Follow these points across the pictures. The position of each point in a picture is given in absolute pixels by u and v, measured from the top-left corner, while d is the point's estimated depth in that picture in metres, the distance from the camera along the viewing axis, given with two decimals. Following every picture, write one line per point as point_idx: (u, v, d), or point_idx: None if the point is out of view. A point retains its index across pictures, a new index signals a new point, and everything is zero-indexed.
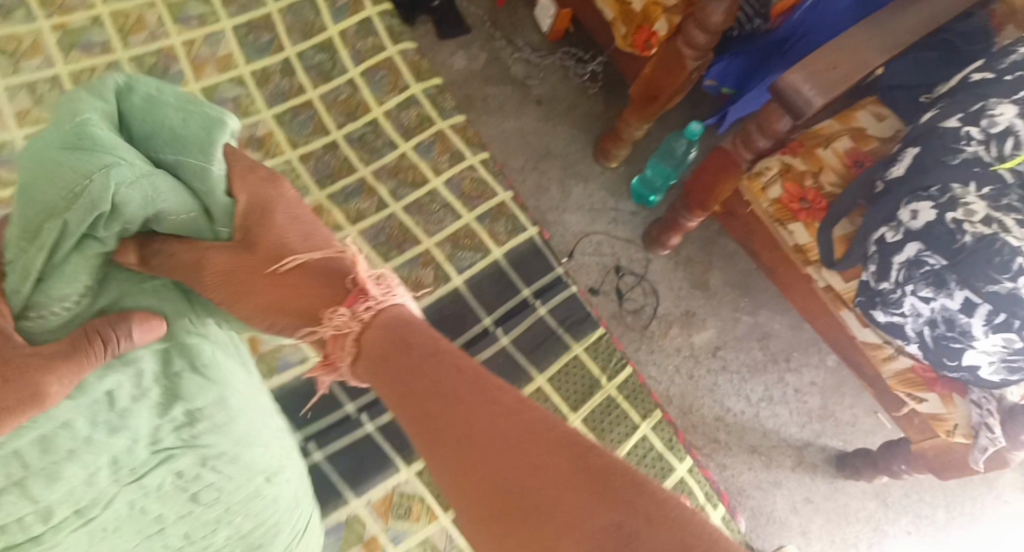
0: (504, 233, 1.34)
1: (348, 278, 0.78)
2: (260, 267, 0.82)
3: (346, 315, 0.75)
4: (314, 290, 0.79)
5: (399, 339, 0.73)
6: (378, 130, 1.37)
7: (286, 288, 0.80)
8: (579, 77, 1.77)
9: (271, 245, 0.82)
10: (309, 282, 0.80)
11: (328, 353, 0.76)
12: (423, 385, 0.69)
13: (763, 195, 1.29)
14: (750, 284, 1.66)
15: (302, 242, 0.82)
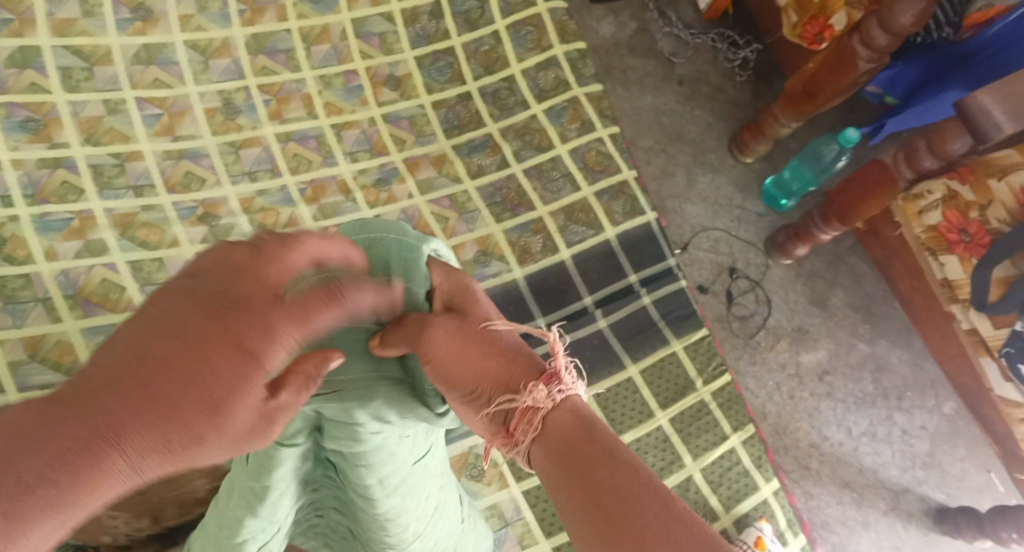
0: (621, 213, 1.29)
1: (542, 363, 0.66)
2: (475, 346, 0.65)
3: (542, 390, 0.64)
4: (506, 364, 0.65)
5: (585, 426, 0.63)
6: (513, 87, 1.34)
7: (498, 374, 0.65)
8: (728, 62, 1.67)
9: (481, 332, 0.66)
10: (501, 357, 0.66)
11: (509, 424, 0.65)
12: (582, 454, 0.62)
13: (918, 218, 1.23)
14: (873, 310, 1.55)
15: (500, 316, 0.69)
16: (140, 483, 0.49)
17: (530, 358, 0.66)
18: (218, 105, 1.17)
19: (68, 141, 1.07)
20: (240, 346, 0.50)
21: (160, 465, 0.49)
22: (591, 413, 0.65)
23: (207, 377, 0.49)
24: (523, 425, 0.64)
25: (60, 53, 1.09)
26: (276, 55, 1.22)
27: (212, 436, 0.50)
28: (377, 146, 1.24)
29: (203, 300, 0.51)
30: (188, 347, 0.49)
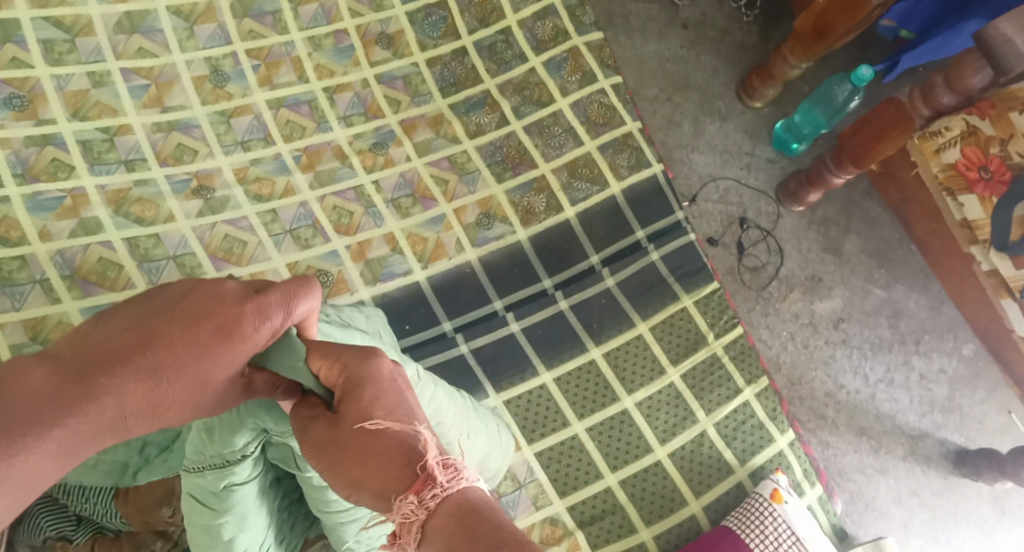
0: (626, 167, 1.25)
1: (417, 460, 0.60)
2: (345, 442, 0.62)
3: (413, 503, 0.58)
4: (384, 461, 0.61)
5: (466, 526, 0.57)
6: (510, 40, 1.29)
7: (369, 465, 0.61)
8: (734, 3, 1.61)
9: (353, 417, 0.63)
10: (384, 458, 0.61)
11: (393, 538, 0.60)
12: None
13: (935, 158, 1.19)
14: (888, 255, 1.51)
15: (386, 410, 0.63)
16: (121, 438, 0.64)
17: (409, 457, 0.60)
18: (207, 73, 1.14)
19: (54, 116, 1.04)
20: (207, 369, 0.66)
21: (103, 441, 0.63)
22: (472, 505, 0.59)
23: (109, 389, 0.62)
24: (403, 539, 0.59)
25: (40, 25, 1.06)
26: (262, 17, 1.18)
27: (180, 382, 0.65)
28: (372, 109, 1.21)
29: (175, 317, 0.65)
30: (158, 369, 0.64)
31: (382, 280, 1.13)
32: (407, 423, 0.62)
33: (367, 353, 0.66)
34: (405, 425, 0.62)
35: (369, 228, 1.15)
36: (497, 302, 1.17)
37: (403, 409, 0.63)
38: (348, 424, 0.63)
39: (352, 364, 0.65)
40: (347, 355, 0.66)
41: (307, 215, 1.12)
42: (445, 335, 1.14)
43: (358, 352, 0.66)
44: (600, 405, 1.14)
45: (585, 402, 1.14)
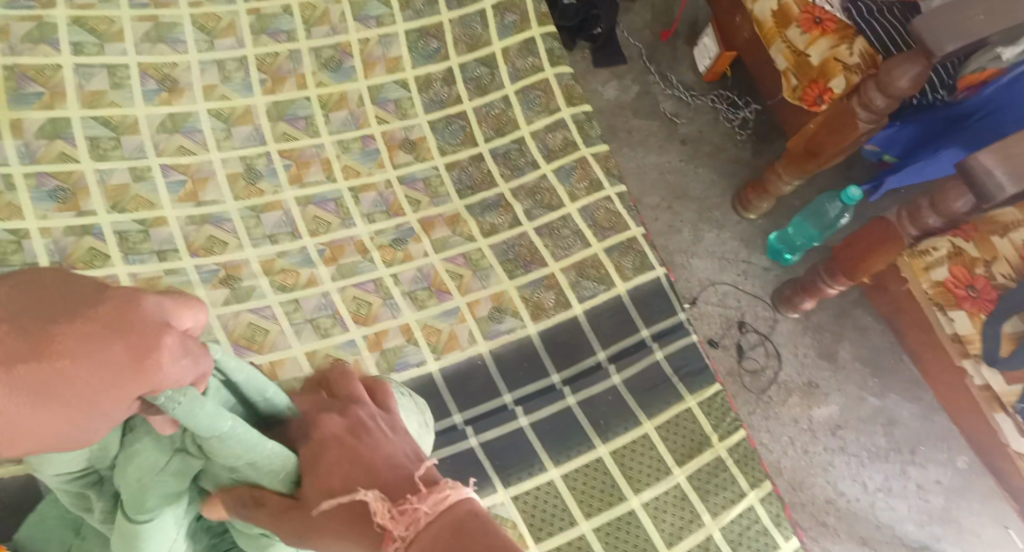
0: (631, 269, 1.31)
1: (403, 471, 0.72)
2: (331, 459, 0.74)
3: (385, 505, 0.66)
4: (352, 529, 0.68)
5: (438, 518, 0.65)
6: (522, 148, 1.37)
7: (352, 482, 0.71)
8: (729, 121, 1.72)
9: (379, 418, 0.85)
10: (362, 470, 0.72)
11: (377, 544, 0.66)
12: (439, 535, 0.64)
13: (924, 274, 1.23)
14: (881, 364, 1.57)
15: (341, 480, 0.71)
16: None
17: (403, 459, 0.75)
18: (241, 170, 1.21)
19: (95, 209, 1.10)
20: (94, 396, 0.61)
21: None
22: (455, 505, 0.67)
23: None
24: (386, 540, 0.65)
25: (89, 124, 1.14)
26: (296, 121, 1.27)
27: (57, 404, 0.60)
28: (393, 207, 1.27)
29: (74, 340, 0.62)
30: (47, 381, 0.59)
31: (397, 370, 1.15)
32: (357, 488, 0.70)
33: (319, 424, 0.75)
34: (354, 494, 0.69)
35: (386, 319, 1.18)
36: (507, 396, 1.20)
37: (366, 465, 0.72)
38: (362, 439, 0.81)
39: (301, 442, 0.75)
40: (312, 444, 0.74)
41: (327, 305, 1.16)
42: (455, 427, 1.16)
43: (319, 445, 0.74)
44: (608, 504, 1.15)
45: (592, 500, 1.14)
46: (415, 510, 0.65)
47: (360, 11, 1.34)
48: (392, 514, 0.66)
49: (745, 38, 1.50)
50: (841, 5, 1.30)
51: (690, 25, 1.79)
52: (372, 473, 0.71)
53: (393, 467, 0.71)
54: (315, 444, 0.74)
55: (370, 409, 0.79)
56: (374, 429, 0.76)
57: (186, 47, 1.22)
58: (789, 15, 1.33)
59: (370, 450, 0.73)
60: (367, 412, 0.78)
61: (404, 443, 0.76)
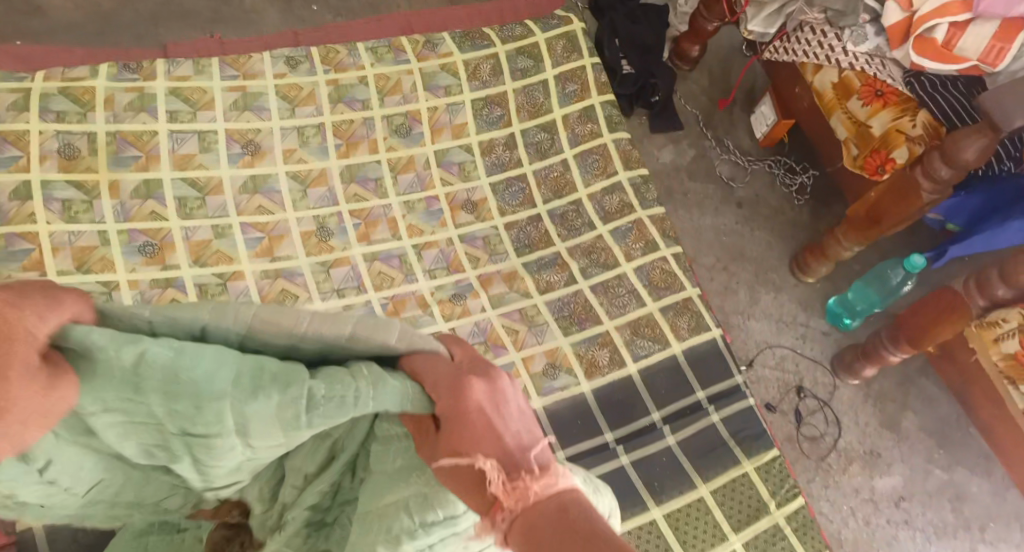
0: (686, 329, 1.32)
1: (513, 466, 0.66)
2: (447, 417, 0.68)
3: (501, 478, 0.65)
4: (468, 488, 0.67)
5: (559, 511, 0.63)
6: (580, 210, 1.41)
7: (466, 439, 0.67)
8: (786, 186, 1.74)
9: (452, 405, 0.68)
10: (475, 430, 0.67)
11: (491, 504, 0.65)
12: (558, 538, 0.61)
13: (994, 346, 1.22)
14: (948, 436, 1.52)
15: (467, 442, 0.67)
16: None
17: (494, 449, 0.67)
18: (313, 229, 1.27)
19: (179, 263, 1.18)
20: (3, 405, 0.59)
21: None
22: (572, 501, 0.64)
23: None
24: (501, 505, 0.64)
25: (178, 185, 1.23)
26: (366, 183, 1.34)
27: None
28: (454, 264, 1.32)
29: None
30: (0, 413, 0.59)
31: None
32: (476, 453, 0.67)
33: (459, 388, 0.68)
34: (472, 458, 0.66)
35: None
36: (561, 453, 1.21)
37: (482, 437, 0.67)
38: (447, 421, 0.68)
39: (443, 393, 0.69)
40: (444, 388, 0.69)
41: None
42: None
43: (448, 385, 0.69)
44: None
45: None
46: (527, 488, 0.64)
47: (430, 80, 1.43)
48: (508, 483, 0.65)
49: (804, 106, 1.52)
50: (904, 78, 1.32)
51: (746, 92, 1.83)
52: (496, 453, 0.66)
53: (518, 447, 0.67)
54: (440, 396, 0.69)
55: (491, 377, 0.70)
56: (499, 400, 0.69)
57: (269, 115, 1.32)
58: (849, 87, 1.35)
59: (491, 425, 0.67)
60: (499, 379, 0.70)
61: (512, 427, 0.68)
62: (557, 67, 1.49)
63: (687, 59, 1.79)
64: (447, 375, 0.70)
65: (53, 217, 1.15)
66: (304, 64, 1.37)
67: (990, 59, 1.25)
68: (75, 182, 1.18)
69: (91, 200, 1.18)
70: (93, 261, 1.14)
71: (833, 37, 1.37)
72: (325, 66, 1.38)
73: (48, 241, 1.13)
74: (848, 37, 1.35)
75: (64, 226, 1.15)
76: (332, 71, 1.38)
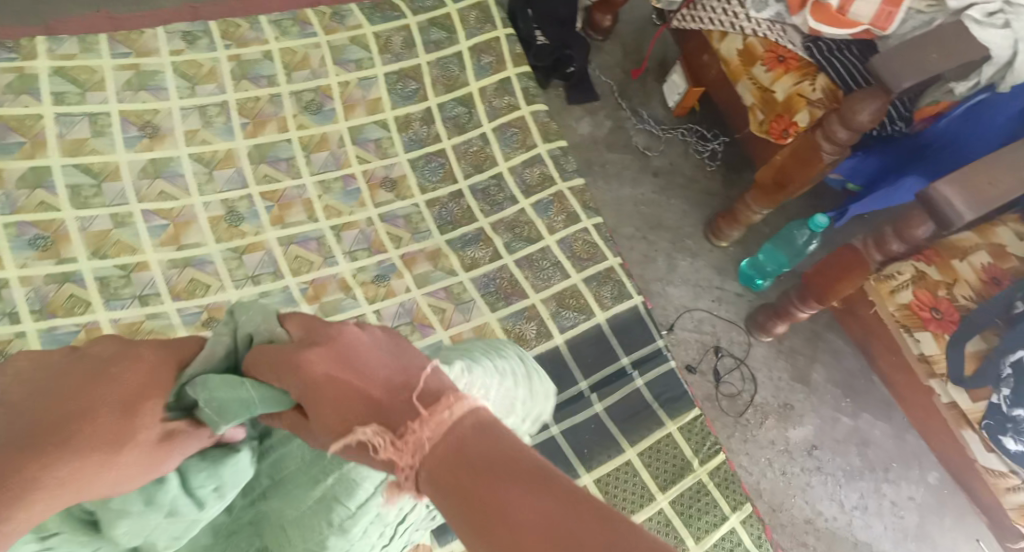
0: (609, 298, 1.35)
1: (391, 413, 0.61)
2: (306, 393, 0.65)
3: (383, 436, 0.60)
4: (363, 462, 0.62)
5: (451, 447, 0.58)
6: (501, 184, 1.40)
7: (330, 407, 0.63)
8: (699, 153, 1.78)
9: (306, 379, 0.65)
10: (342, 397, 0.63)
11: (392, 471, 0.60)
12: (467, 478, 0.56)
13: (891, 298, 1.30)
14: (854, 385, 1.62)
15: (337, 414, 0.63)
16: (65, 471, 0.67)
17: (364, 407, 0.62)
18: (222, 213, 1.22)
19: (76, 256, 1.12)
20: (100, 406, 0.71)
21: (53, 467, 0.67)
22: (469, 427, 0.58)
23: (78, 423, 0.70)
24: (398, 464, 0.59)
25: (70, 172, 1.15)
26: (278, 163, 1.29)
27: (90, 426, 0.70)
28: (375, 244, 1.29)
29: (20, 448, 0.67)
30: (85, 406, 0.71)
31: None
32: (352, 423, 0.62)
33: (299, 364, 0.65)
34: (352, 428, 0.62)
35: None
36: None
37: (348, 399, 0.63)
38: (307, 394, 0.65)
39: (289, 374, 0.66)
40: (290, 369, 0.66)
41: None
42: None
43: (291, 362, 0.66)
44: None
45: None
46: (419, 437, 0.59)
47: (340, 55, 1.38)
48: (393, 438, 0.60)
49: (713, 74, 1.56)
50: (803, 44, 1.34)
51: (658, 62, 1.86)
52: (370, 412, 0.62)
53: (391, 393, 0.62)
54: (290, 377, 0.66)
55: (333, 334, 0.67)
56: (350, 356, 0.65)
57: (167, 94, 1.25)
58: (754, 54, 1.40)
59: (351, 380, 0.63)
60: (343, 334, 0.66)
61: (378, 373, 0.63)
62: (471, 39, 1.47)
63: (600, 29, 1.80)
64: (283, 356, 0.68)
65: None
66: (203, 39, 1.30)
67: (880, 23, 1.30)
68: None
69: None
70: None
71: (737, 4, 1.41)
72: (227, 41, 1.31)
73: None
74: (750, 5, 1.39)
75: None
76: (234, 47, 1.32)
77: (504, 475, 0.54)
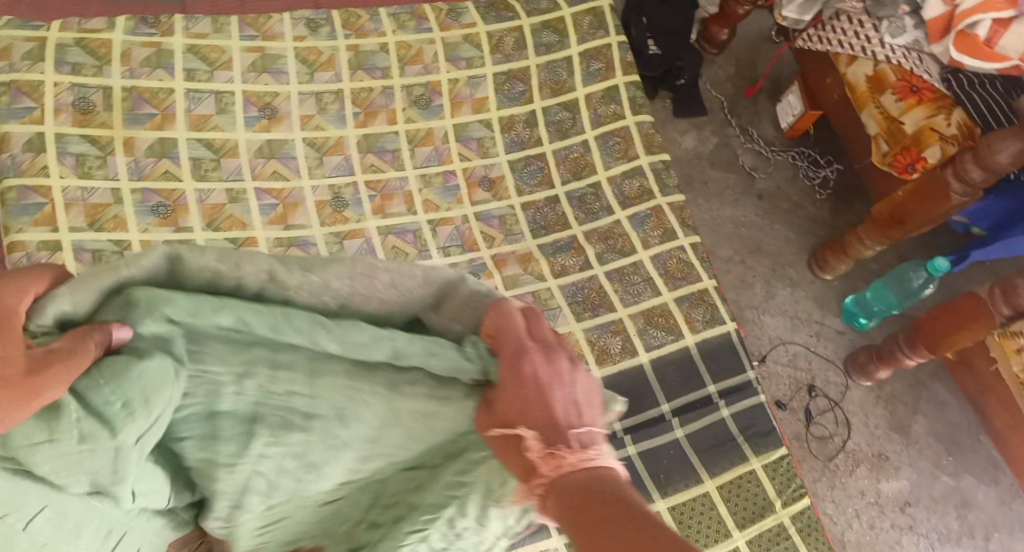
0: (700, 321, 1.30)
1: (562, 435, 0.62)
2: (507, 375, 0.65)
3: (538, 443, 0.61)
4: (513, 457, 0.63)
5: (590, 498, 0.58)
6: (598, 193, 1.38)
7: (522, 395, 0.64)
8: (809, 179, 1.70)
9: (511, 368, 0.65)
10: (531, 394, 0.63)
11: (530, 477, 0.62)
12: (589, 526, 0.56)
13: (1016, 356, 1.18)
14: (958, 442, 1.50)
15: (517, 410, 0.64)
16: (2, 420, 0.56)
17: (552, 413, 0.62)
18: (328, 198, 1.25)
19: (193, 226, 1.16)
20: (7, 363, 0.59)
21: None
22: (612, 496, 0.58)
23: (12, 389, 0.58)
24: (540, 472, 0.61)
25: (194, 145, 1.20)
26: (383, 154, 1.31)
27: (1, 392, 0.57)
28: (469, 242, 1.29)
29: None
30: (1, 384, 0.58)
31: None
32: (525, 422, 0.63)
33: (521, 352, 0.65)
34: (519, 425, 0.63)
35: None
36: None
37: (533, 403, 0.63)
38: (507, 380, 0.65)
39: (505, 357, 0.66)
40: (510, 355, 0.65)
41: None
42: None
43: (511, 349, 0.66)
44: None
45: None
46: (567, 462, 0.60)
47: (452, 52, 1.39)
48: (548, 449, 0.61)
49: (834, 98, 1.48)
50: (942, 74, 1.29)
51: (774, 81, 1.79)
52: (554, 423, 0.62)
53: (569, 423, 0.62)
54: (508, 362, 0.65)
55: (565, 352, 0.66)
56: (565, 375, 0.64)
57: (288, 78, 1.29)
58: (884, 81, 1.31)
59: (549, 395, 0.63)
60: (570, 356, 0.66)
61: (573, 405, 0.63)
62: (582, 44, 1.45)
63: (715, 43, 1.75)
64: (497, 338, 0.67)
65: (66, 171, 1.13)
66: (325, 28, 1.33)
67: None
68: (89, 137, 1.15)
69: (106, 155, 1.15)
70: (106, 219, 1.12)
71: (872, 28, 1.33)
72: (347, 31, 1.34)
73: (61, 196, 1.11)
74: (886, 29, 1.31)
75: (78, 181, 1.13)
76: (353, 37, 1.34)
77: (635, 524, 0.55)
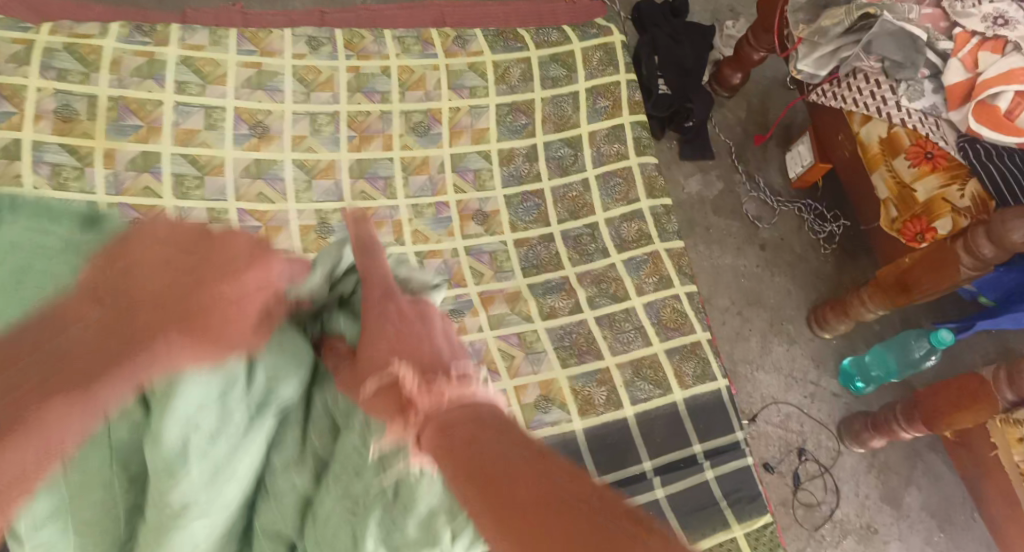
0: (691, 375, 1.25)
1: (436, 365, 0.62)
2: (368, 304, 0.68)
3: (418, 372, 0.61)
4: (386, 404, 0.61)
5: (475, 421, 0.58)
6: (595, 234, 1.34)
7: (387, 331, 0.65)
8: (815, 233, 1.66)
9: (376, 299, 0.68)
10: (404, 331, 0.65)
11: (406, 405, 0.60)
12: (491, 439, 0.56)
13: (1018, 445, 1.12)
14: (950, 518, 1.45)
15: (389, 344, 0.64)
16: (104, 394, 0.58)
17: (433, 348, 0.64)
18: (314, 223, 1.21)
19: None
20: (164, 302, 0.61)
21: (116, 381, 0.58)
22: (491, 412, 0.59)
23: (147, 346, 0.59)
24: (422, 399, 0.60)
25: (178, 161, 1.17)
26: (375, 180, 1.27)
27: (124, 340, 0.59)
28: (456, 277, 1.25)
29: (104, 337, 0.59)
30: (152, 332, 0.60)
31: None
32: (397, 359, 0.63)
33: (386, 290, 0.69)
34: (390, 364, 0.62)
35: None
36: None
37: (405, 340, 0.65)
38: (371, 313, 0.67)
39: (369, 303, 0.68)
40: (374, 296, 0.68)
41: None
42: None
43: (375, 287, 0.69)
44: None
45: None
46: (444, 390, 0.60)
47: (455, 79, 1.36)
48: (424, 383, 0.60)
49: (845, 155, 1.44)
50: (958, 143, 1.24)
51: (785, 129, 1.75)
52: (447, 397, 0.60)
53: (441, 355, 0.64)
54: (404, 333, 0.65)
55: (421, 300, 0.70)
56: (423, 311, 0.69)
57: (283, 97, 1.25)
58: (898, 144, 1.27)
59: (420, 332, 0.66)
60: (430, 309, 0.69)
61: (438, 342, 0.66)
62: (590, 81, 1.42)
63: (727, 86, 1.71)
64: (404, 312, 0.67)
65: (41, 181, 1.09)
66: (327, 47, 1.30)
67: None
68: (69, 146, 1.12)
69: (83, 167, 1.12)
70: None
71: (888, 89, 1.28)
72: (348, 52, 1.31)
73: None
74: (904, 91, 1.27)
75: (53, 192, 1.09)
76: (354, 58, 1.31)
77: (529, 441, 0.57)
